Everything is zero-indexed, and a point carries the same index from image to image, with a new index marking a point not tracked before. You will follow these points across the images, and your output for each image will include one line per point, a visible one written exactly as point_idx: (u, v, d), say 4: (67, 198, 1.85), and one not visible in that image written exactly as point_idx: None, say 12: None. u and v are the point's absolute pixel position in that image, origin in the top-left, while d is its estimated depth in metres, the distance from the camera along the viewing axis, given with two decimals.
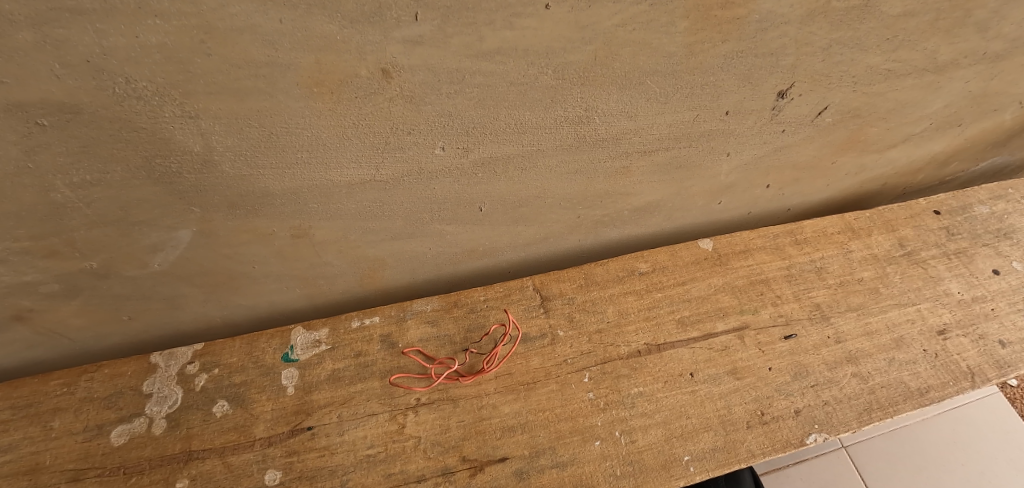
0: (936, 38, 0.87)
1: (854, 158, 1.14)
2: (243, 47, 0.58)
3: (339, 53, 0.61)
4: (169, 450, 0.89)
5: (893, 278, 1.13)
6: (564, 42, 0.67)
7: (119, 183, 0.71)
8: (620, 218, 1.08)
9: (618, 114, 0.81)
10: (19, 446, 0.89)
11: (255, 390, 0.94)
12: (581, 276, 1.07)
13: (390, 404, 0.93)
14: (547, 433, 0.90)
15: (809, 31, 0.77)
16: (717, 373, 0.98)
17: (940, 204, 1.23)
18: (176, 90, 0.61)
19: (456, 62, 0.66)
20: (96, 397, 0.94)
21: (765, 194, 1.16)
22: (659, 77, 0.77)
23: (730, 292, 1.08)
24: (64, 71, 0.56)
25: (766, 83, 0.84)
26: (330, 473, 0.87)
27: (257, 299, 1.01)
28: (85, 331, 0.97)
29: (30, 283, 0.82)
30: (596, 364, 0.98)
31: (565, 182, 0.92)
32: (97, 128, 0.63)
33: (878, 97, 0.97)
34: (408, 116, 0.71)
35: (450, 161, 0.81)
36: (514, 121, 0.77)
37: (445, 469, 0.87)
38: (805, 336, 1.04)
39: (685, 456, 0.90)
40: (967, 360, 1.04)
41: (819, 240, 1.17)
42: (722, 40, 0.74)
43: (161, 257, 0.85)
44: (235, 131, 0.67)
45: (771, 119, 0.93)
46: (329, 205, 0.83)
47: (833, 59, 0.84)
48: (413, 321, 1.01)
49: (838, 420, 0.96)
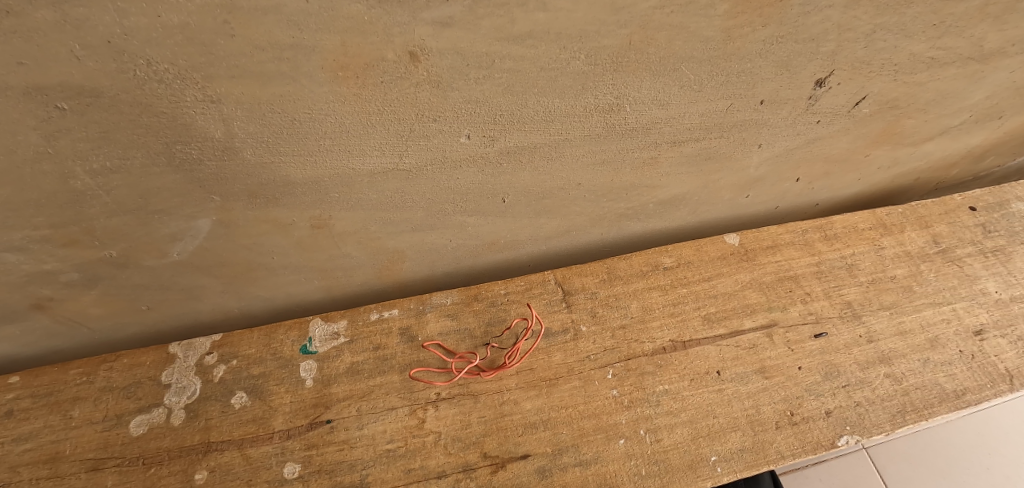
0: (984, 24, 0.83)
1: (888, 151, 1.09)
2: (266, 28, 0.56)
3: (364, 35, 0.59)
4: (188, 441, 0.88)
5: (928, 277, 1.09)
6: (598, 25, 0.64)
7: (139, 171, 0.70)
8: (644, 211, 1.05)
9: (650, 102, 0.78)
10: (39, 434, 0.89)
11: (273, 382, 0.93)
12: (603, 270, 1.05)
13: (410, 399, 0.91)
14: (570, 431, 0.88)
15: (853, 15, 0.74)
16: (745, 372, 0.96)
17: (976, 200, 1.19)
18: (198, 73, 0.59)
19: (484, 46, 0.64)
20: (115, 386, 0.93)
21: (794, 188, 1.12)
22: (694, 63, 0.74)
23: (758, 288, 1.05)
24: (84, 52, 0.55)
25: (805, 71, 0.81)
26: (349, 467, 0.86)
27: (275, 290, 1.00)
28: (104, 321, 0.96)
29: (50, 272, 0.82)
30: (619, 361, 0.95)
31: (591, 173, 0.90)
32: (117, 113, 0.62)
33: (918, 87, 0.93)
34: (433, 102, 0.69)
35: (474, 150, 0.78)
36: (541, 109, 0.74)
37: (465, 465, 0.86)
38: (836, 335, 1.01)
39: (712, 456, 0.88)
40: (1005, 362, 1.00)
41: (850, 237, 1.13)
42: (762, 25, 0.71)
43: (180, 247, 0.84)
44: (256, 117, 0.66)
45: (806, 109, 0.89)
46: (349, 194, 0.81)
47: (875, 46, 0.80)
48: (432, 314, 0.99)
49: (871, 422, 0.93)
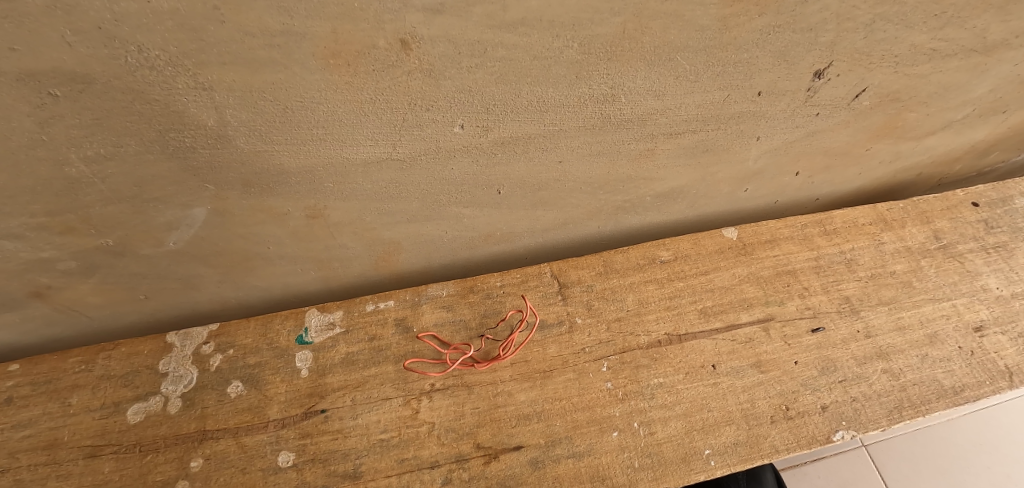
0: (987, 15, 0.81)
1: (889, 145, 1.08)
2: (257, 14, 0.56)
3: (355, 22, 0.59)
4: (184, 429, 0.89)
5: (928, 272, 1.07)
6: (592, 13, 0.64)
7: (133, 158, 0.70)
8: (641, 204, 1.04)
9: (645, 93, 0.78)
10: (38, 421, 0.90)
11: (269, 372, 0.93)
12: (600, 263, 1.04)
13: (405, 389, 0.91)
14: (564, 423, 0.89)
15: (851, 5, 0.73)
16: (740, 365, 0.95)
17: (979, 195, 1.17)
18: (189, 59, 0.59)
19: (477, 33, 0.63)
20: (113, 374, 0.94)
21: (793, 182, 1.11)
22: (690, 53, 0.73)
23: (755, 283, 1.04)
24: (75, 38, 0.55)
25: (803, 62, 0.80)
26: (343, 456, 0.86)
27: (271, 281, 1.00)
28: (102, 310, 0.97)
29: (47, 259, 0.82)
30: (614, 354, 0.95)
31: (587, 164, 0.89)
32: (110, 100, 0.62)
33: (919, 79, 0.91)
34: (426, 90, 0.69)
35: (468, 140, 0.78)
36: (535, 98, 0.74)
37: (458, 456, 0.86)
38: (834, 330, 1.00)
39: (706, 450, 0.88)
40: (1004, 359, 0.99)
41: (849, 231, 1.11)
42: (759, 13, 0.70)
43: (176, 235, 0.84)
44: (249, 105, 0.66)
45: (805, 101, 0.89)
46: (344, 184, 0.81)
47: (875, 36, 0.79)
48: (428, 305, 0.99)
49: (867, 418, 0.92)
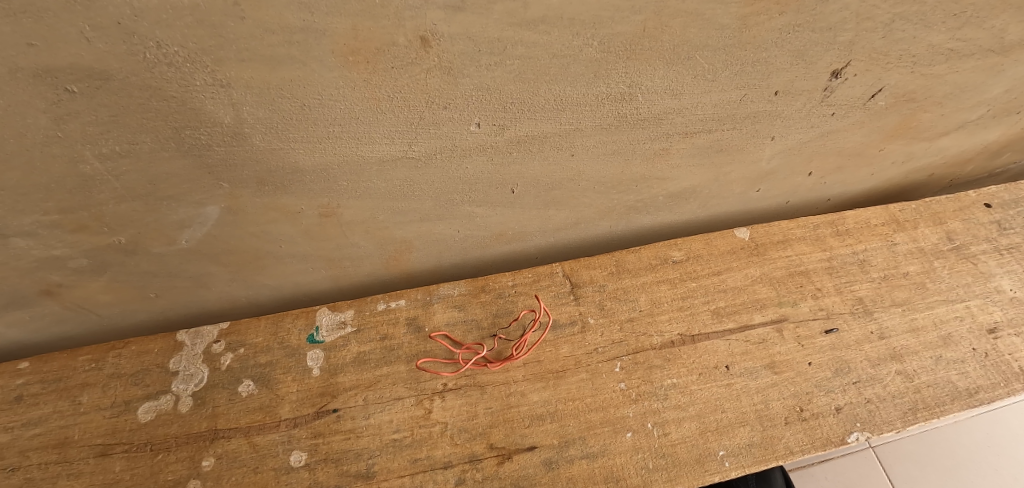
0: (1006, 15, 0.81)
1: (903, 146, 1.08)
2: (277, 11, 0.56)
3: (375, 19, 0.58)
4: (196, 428, 0.88)
5: (941, 273, 1.07)
6: (613, 11, 0.63)
7: (148, 155, 0.69)
8: (653, 204, 1.04)
9: (663, 92, 0.77)
10: (49, 419, 0.90)
11: (280, 371, 0.93)
12: (612, 262, 1.04)
13: (417, 389, 0.91)
14: (577, 424, 0.88)
15: (871, 4, 0.72)
16: (754, 367, 0.95)
17: (991, 196, 1.16)
18: (208, 56, 0.59)
19: (497, 31, 0.63)
20: (123, 373, 0.93)
21: (806, 183, 1.11)
22: (709, 52, 0.73)
23: (768, 283, 1.04)
24: (94, 34, 0.54)
25: (821, 62, 0.79)
26: (356, 456, 0.86)
27: (282, 279, 1.00)
28: (112, 308, 0.96)
29: (59, 257, 0.82)
30: (627, 354, 0.95)
31: (601, 163, 0.89)
32: (126, 97, 0.61)
33: (936, 80, 0.91)
34: (444, 88, 0.68)
35: (484, 139, 0.77)
36: (553, 96, 0.73)
37: (472, 456, 0.85)
38: (847, 331, 1.00)
39: (720, 451, 0.87)
40: (1019, 360, 0.99)
41: (862, 232, 1.11)
42: (779, 13, 0.69)
43: (188, 234, 0.84)
44: (266, 102, 0.65)
45: (821, 101, 0.88)
46: (358, 183, 0.81)
47: (894, 36, 0.79)
48: (439, 305, 0.99)
49: (882, 419, 0.92)
